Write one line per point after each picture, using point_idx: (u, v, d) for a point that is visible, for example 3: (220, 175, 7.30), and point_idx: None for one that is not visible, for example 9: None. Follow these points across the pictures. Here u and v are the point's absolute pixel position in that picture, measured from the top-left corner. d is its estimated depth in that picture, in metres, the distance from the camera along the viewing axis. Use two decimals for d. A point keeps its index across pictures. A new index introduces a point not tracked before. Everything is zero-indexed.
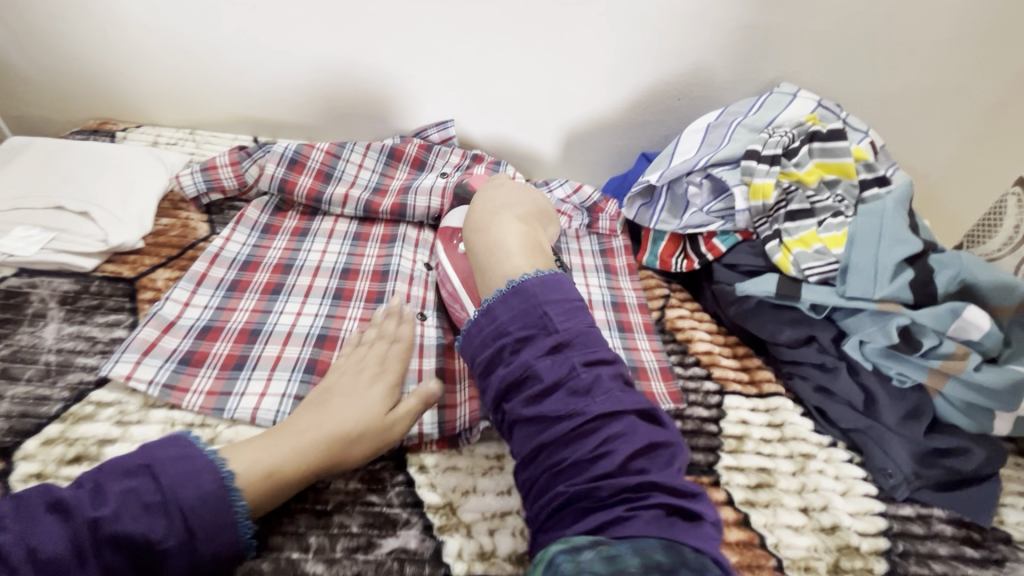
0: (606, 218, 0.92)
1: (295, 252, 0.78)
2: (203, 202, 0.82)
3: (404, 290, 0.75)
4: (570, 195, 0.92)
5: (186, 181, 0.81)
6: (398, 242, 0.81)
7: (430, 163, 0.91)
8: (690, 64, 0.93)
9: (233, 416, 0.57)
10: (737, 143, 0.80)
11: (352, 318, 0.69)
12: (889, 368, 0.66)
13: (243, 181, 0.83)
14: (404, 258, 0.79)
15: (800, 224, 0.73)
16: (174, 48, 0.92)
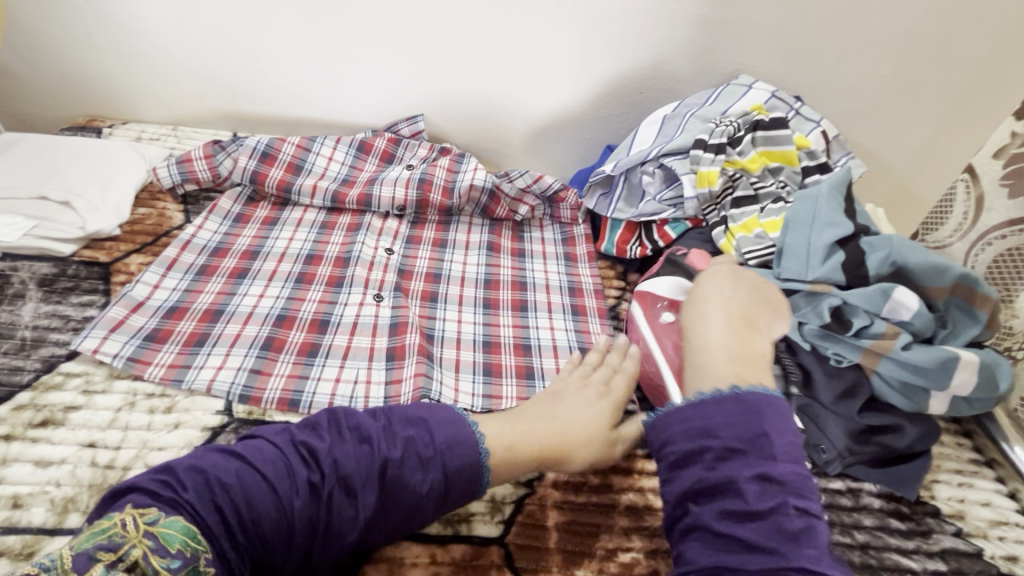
0: (567, 208, 0.93)
1: (264, 240, 0.82)
2: (179, 192, 0.87)
3: (365, 274, 0.79)
4: (530, 185, 0.91)
5: (162, 173, 0.86)
6: (362, 230, 0.85)
7: (399, 156, 0.95)
8: (650, 59, 0.96)
9: (190, 387, 0.61)
10: (687, 134, 0.83)
11: (311, 301, 0.74)
12: (825, 349, 0.68)
13: (219, 173, 0.88)
14: (368, 245, 0.83)
15: (745, 210, 0.76)
16: (158, 48, 0.97)
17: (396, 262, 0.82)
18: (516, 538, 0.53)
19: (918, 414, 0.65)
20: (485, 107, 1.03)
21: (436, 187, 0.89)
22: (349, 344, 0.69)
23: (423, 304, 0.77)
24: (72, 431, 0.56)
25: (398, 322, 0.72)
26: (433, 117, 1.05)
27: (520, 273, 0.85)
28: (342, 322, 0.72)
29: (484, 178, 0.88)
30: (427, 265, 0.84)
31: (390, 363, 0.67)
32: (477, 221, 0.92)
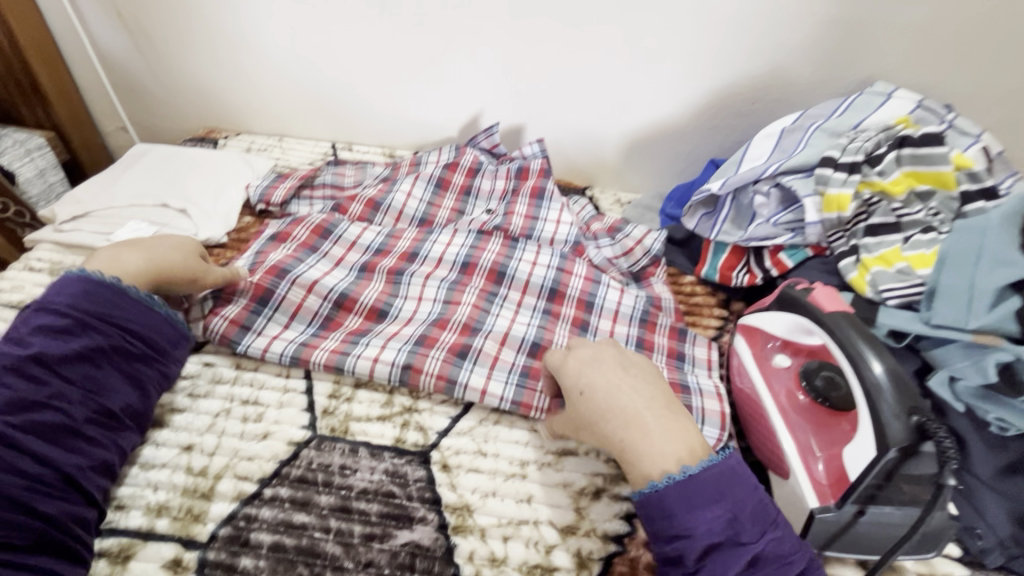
0: (657, 283, 0.79)
1: (297, 261, 0.73)
2: (260, 209, 0.88)
3: (427, 270, 0.77)
4: (617, 257, 0.81)
5: (252, 190, 0.88)
6: (406, 276, 0.75)
7: (476, 188, 0.92)
8: (766, 65, 0.86)
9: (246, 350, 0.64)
10: (813, 149, 0.73)
11: (370, 293, 0.73)
12: (986, 413, 0.56)
13: (318, 182, 0.91)
14: (439, 243, 0.81)
15: (882, 240, 0.65)
16: (268, 64, 1.01)
17: (453, 278, 0.76)
18: None
19: None
20: (579, 120, 0.99)
21: (512, 232, 0.84)
22: (377, 357, 0.63)
23: (461, 334, 0.68)
24: (175, 434, 0.58)
25: (443, 315, 0.70)
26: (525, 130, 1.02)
27: (590, 289, 0.77)
28: (399, 315, 0.71)
29: (567, 232, 0.83)
30: (493, 259, 0.78)
31: (418, 348, 0.64)
32: (548, 248, 0.81)
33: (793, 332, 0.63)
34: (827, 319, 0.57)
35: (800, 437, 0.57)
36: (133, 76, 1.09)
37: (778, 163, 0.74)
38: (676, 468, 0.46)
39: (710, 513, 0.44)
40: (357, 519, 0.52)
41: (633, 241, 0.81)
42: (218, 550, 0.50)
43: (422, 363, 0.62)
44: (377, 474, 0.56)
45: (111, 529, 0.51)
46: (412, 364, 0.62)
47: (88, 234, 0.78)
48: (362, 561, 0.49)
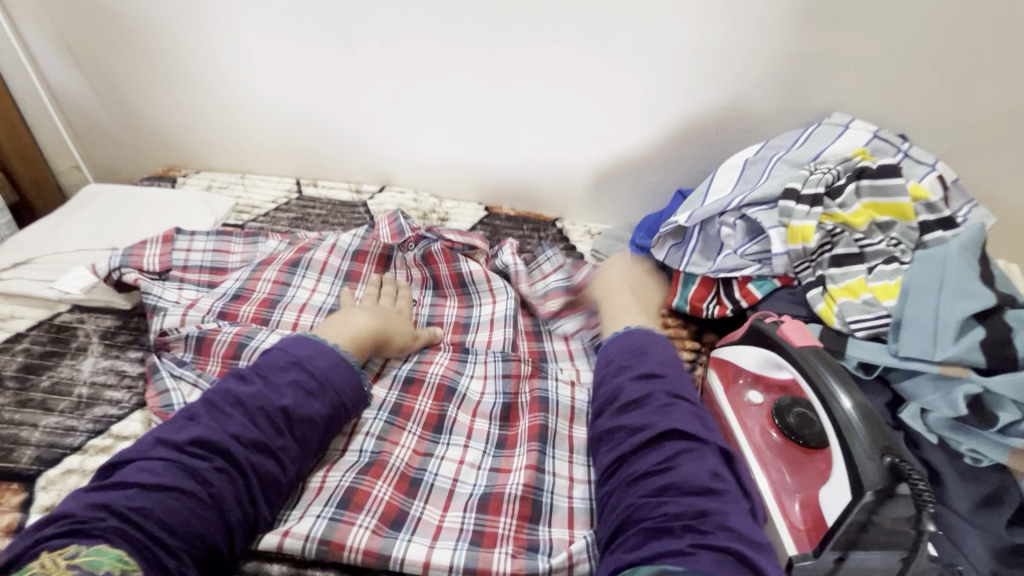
0: None
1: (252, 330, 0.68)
2: (116, 277, 0.74)
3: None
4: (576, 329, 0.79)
5: (146, 258, 0.77)
6: (372, 338, 0.76)
7: (392, 280, 0.83)
8: (728, 98, 0.88)
9: None
10: (775, 181, 0.74)
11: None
12: (958, 444, 0.56)
13: (201, 286, 0.77)
14: (374, 354, 0.74)
15: (847, 270, 0.66)
16: (229, 101, 1.00)
17: (392, 400, 0.69)
18: None
19: None
20: (547, 154, 0.99)
21: (446, 326, 0.81)
22: (322, 482, 0.60)
23: (435, 400, 0.70)
24: None
25: (378, 459, 0.62)
26: (491, 165, 1.02)
27: (542, 389, 0.71)
28: (323, 458, 0.62)
29: (504, 310, 0.80)
30: (440, 375, 0.72)
31: (341, 513, 0.56)
32: (494, 351, 0.76)
33: (764, 367, 0.62)
34: (797, 356, 0.57)
35: (771, 474, 0.57)
36: (88, 115, 1.06)
37: (742, 195, 0.75)
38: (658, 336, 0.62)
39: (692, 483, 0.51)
40: None
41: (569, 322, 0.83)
42: None
43: (345, 535, 0.54)
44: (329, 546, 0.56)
45: None
46: (331, 538, 0.53)
47: (28, 282, 0.75)
48: None
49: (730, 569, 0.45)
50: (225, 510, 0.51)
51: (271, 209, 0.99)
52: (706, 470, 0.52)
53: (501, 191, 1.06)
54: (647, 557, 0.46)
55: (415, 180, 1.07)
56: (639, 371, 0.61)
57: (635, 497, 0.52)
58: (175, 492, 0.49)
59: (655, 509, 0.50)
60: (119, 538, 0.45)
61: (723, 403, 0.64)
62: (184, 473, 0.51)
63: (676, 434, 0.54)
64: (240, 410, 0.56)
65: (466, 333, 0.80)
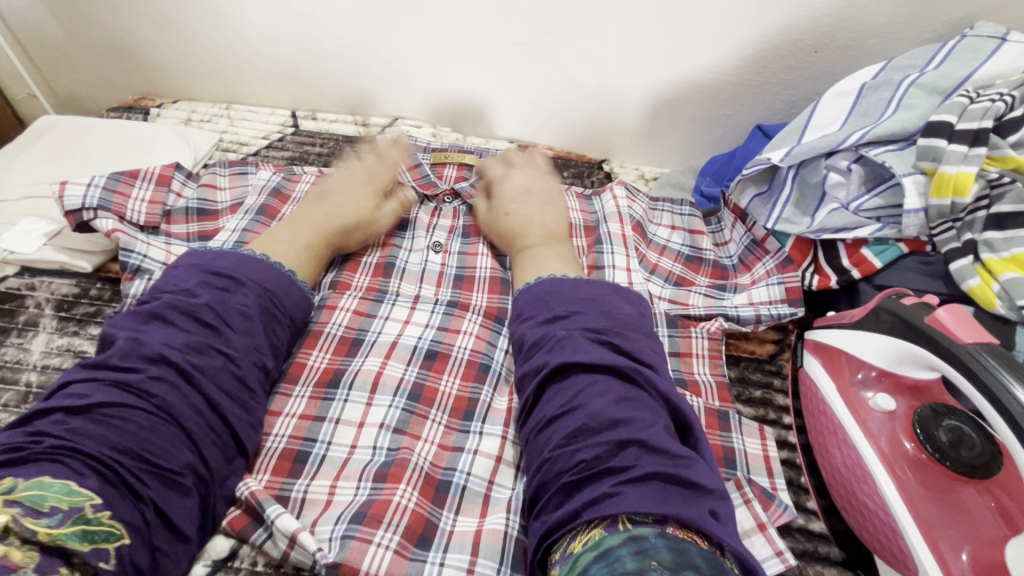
0: (701, 335, 0.61)
1: None
2: (86, 218, 0.61)
3: (373, 368, 0.57)
4: (661, 297, 0.66)
5: (131, 205, 0.63)
6: (385, 300, 0.63)
7: (414, 220, 0.72)
8: (839, 2, 0.67)
9: None
10: (909, 114, 0.57)
11: (280, 432, 0.52)
12: None
13: (193, 240, 0.65)
14: (391, 322, 0.61)
15: (1013, 235, 0.50)
16: (201, 10, 0.80)
17: (411, 380, 0.56)
18: None
19: None
20: (595, 80, 0.80)
21: (479, 284, 0.66)
22: (330, 493, 0.48)
23: (464, 379, 0.57)
24: None
25: (396, 459, 0.50)
26: (525, 94, 0.83)
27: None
28: (326, 458, 0.51)
29: None
30: (470, 350, 0.59)
31: (356, 528, 0.45)
32: None
33: (899, 363, 0.48)
34: (962, 356, 0.42)
35: (919, 509, 0.43)
36: (36, 26, 0.87)
37: (862, 131, 0.58)
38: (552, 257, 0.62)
39: (599, 397, 0.43)
40: None
41: (623, 271, 0.67)
42: None
43: (359, 557, 0.43)
44: None
45: None
46: (343, 559, 0.43)
47: None
48: None
49: (657, 502, 0.36)
50: (178, 416, 0.43)
51: (262, 146, 0.83)
52: (609, 399, 0.42)
53: (535, 124, 0.87)
54: (575, 510, 0.37)
55: (432, 112, 0.89)
56: (544, 315, 0.51)
57: (551, 450, 0.42)
58: (115, 421, 0.41)
59: (568, 452, 0.41)
60: (65, 466, 0.38)
61: (838, 402, 0.49)
62: (118, 388, 0.42)
63: (575, 367, 0.45)
64: (159, 325, 0.47)
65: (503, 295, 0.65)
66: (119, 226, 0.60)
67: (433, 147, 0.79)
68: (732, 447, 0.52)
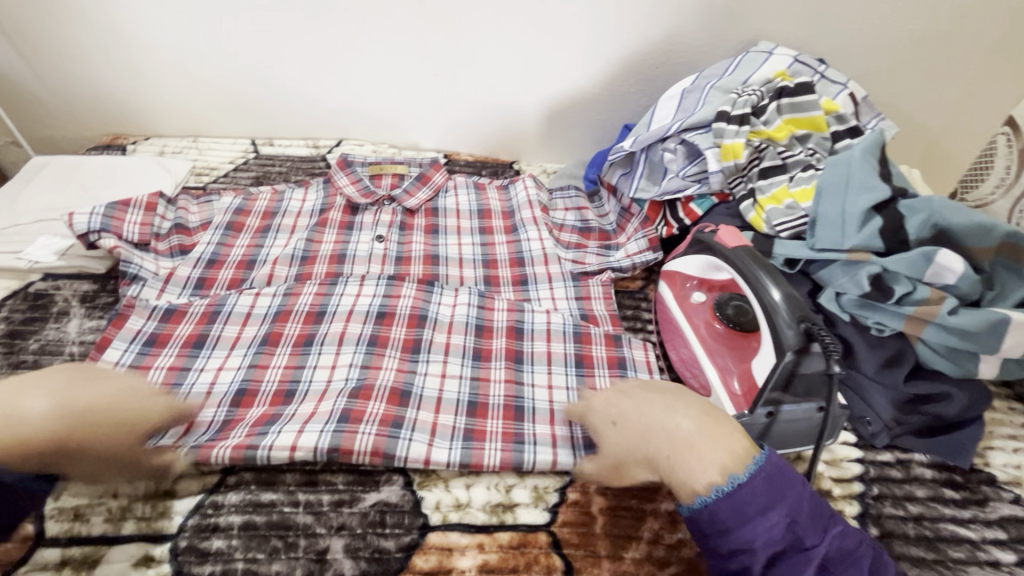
0: (596, 283, 0.82)
1: (258, 249, 0.83)
2: (93, 239, 0.75)
3: (338, 329, 0.71)
4: (564, 258, 0.85)
5: (128, 227, 0.77)
6: (339, 282, 0.77)
7: (359, 222, 0.89)
8: (665, 32, 0.93)
9: (191, 390, 0.64)
10: (709, 107, 0.81)
11: (270, 377, 0.65)
12: (867, 318, 0.66)
13: (175, 256, 0.79)
14: (345, 297, 0.75)
15: (772, 181, 0.75)
16: (169, 60, 0.97)
17: (368, 333, 0.71)
18: (564, 525, 0.54)
19: (967, 380, 0.64)
20: (499, 98, 1.02)
21: (416, 259, 0.85)
22: (315, 410, 0.61)
23: (409, 327, 0.72)
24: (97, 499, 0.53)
25: (365, 383, 0.64)
26: (447, 113, 1.05)
27: (516, 317, 0.76)
28: (310, 390, 0.64)
29: (471, 251, 0.87)
30: (411, 306, 0.75)
31: (344, 426, 0.58)
32: (465, 287, 0.79)
33: (706, 271, 0.71)
34: (727, 254, 0.65)
35: (718, 361, 0.65)
36: (17, 84, 1.02)
37: (680, 122, 0.82)
38: (721, 479, 0.45)
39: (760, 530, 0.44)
40: (325, 490, 0.55)
41: (536, 240, 0.87)
42: (188, 538, 0.51)
43: (352, 441, 0.56)
44: (343, 479, 0.56)
45: (71, 538, 0.51)
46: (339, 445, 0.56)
47: None
48: (335, 525, 0.52)
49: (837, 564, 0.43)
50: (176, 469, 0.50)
51: (229, 169, 0.99)
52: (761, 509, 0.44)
53: (457, 136, 1.08)
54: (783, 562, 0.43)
55: (370, 132, 1.08)
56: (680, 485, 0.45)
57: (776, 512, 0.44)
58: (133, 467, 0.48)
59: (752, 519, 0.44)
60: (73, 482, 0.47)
61: (675, 307, 0.72)
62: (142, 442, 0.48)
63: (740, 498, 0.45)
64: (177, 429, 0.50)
65: (436, 265, 0.84)
66: (119, 243, 0.75)
67: (370, 161, 0.97)
68: (619, 341, 0.73)
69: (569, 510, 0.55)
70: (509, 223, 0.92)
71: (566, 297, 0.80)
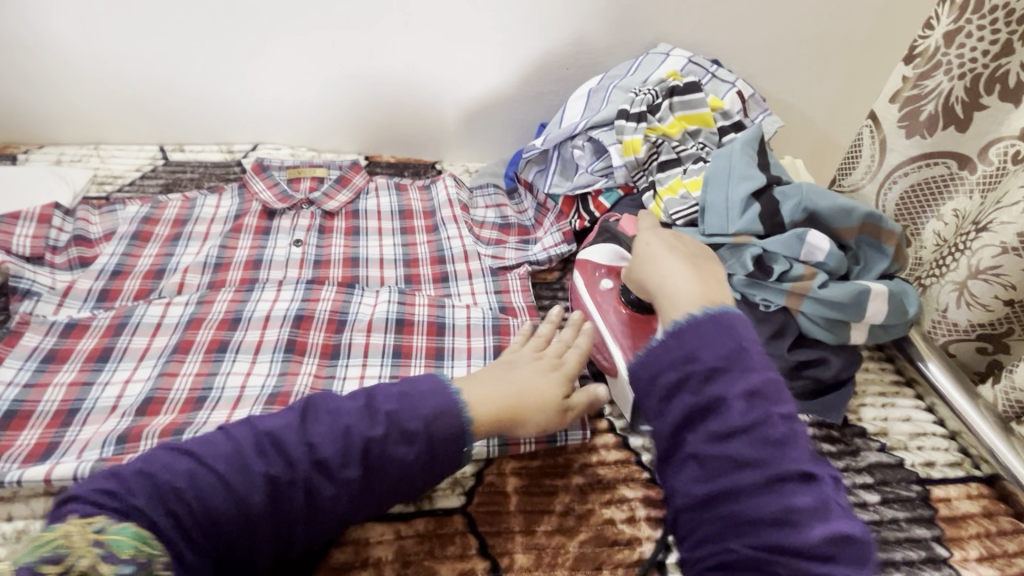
0: (515, 277, 0.85)
1: (168, 257, 0.81)
2: None
3: (255, 337, 0.71)
4: (484, 253, 0.88)
5: (18, 241, 0.75)
6: (256, 287, 0.77)
7: (276, 227, 0.88)
8: (571, 34, 0.98)
9: (96, 404, 0.62)
10: (611, 106, 0.87)
11: (181, 385, 0.64)
12: (754, 295, 0.72)
13: (75, 267, 0.77)
14: (262, 302, 0.75)
15: (668, 173, 0.81)
16: (63, 62, 0.93)
17: (286, 338, 0.71)
18: (479, 506, 0.57)
19: (841, 346, 0.72)
20: (417, 99, 1.04)
21: (335, 263, 0.85)
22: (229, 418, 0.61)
23: (328, 331, 0.73)
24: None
25: (282, 390, 0.65)
26: (366, 115, 1.05)
27: (437, 312, 0.77)
28: (223, 396, 0.64)
29: (392, 252, 0.88)
30: (330, 310, 0.75)
31: None
32: (385, 287, 0.81)
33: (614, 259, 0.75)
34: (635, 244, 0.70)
35: (622, 342, 0.68)
36: None
37: (586, 119, 0.87)
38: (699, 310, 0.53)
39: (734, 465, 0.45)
40: None
41: (456, 238, 0.90)
42: None
43: None
44: None
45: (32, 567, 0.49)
46: None
47: None
48: None
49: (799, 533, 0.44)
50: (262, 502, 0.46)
51: (136, 177, 0.95)
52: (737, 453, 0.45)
53: (378, 138, 1.09)
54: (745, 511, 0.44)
55: (288, 136, 1.07)
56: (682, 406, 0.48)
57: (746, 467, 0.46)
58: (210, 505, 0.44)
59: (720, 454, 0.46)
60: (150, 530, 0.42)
61: (585, 296, 0.75)
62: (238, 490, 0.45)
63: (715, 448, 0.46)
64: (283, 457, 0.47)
65: (356, 268, 0.85)
66: (8, 257, 0.72)
67: (288, 165, 0.95)
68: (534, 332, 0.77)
69: (484, 492, 0.58)
70: (431, 222, 0.94)
71: (485, 291, 0.83)
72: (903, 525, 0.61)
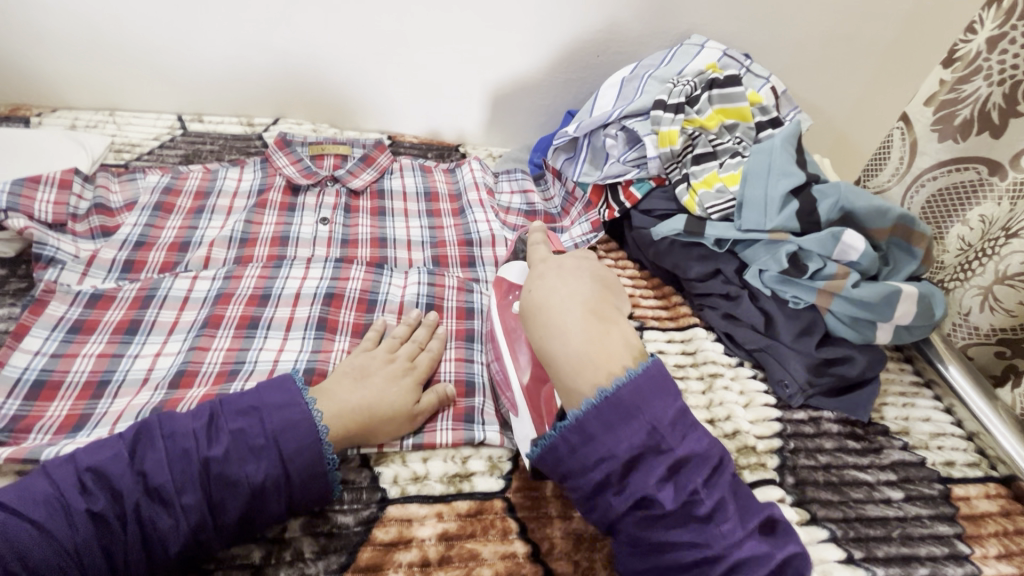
0: None
1: (192, 230, 0.79)
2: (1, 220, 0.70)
3: (285, 314, 0.69)
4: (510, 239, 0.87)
5: (39, 207, 0.73)
6: (284, 264, 0.75)
7: (301, 203, 0.87)
8: (605, 20, 0.96)
9: (126, 377, 0.61)
10: (646, 96, 0.86)
11: (212, 360, 0.63)
12: (785, 292, 0.73)
13: (97, 236, 0.75)
14: (291, 280, 0.74)
15: (704, 167, 0.81)
16: (81, 23, 0.90)
17: (317, 316, 0.70)
18: (517, 491, 0.57)
19: (868, 345, 0.72)
20: (443, 80, 1.02)
21: (363, 242, 0.84)
22: None
23: (358, 311, 0.72)
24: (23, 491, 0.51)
25: (316, 367, 0.63)
26: (389, 93, 1.03)
27: (466, 297, 0.77)
28: (256, 369, 0.63)
29: (419, 234, 0.87)
30: (360, 289, 0.74)
31: None
32: (414, 268, 0.80)
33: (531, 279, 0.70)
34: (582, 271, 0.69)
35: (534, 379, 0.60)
36: None
37: (621, 108, 0.86)
38: (607, 383, 0.51)
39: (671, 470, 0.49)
40: None
41: (483, 222, 0.89)
42: None
43: None
44: None
45: None
46: None
47: None
48: None
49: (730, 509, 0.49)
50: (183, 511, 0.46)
51: (154, 147, 0.93)
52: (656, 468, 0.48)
53: (401, 118, 1.06)
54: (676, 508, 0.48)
55: (309, 111, 1.04)
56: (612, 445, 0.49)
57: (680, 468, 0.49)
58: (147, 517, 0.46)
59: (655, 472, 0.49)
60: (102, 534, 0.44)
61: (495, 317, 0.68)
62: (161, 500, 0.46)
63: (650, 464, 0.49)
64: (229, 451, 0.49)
65: (383, 248, 0.84)
66: (30, 223, 0.70)
67: (311, 141, 0.93)
68: None
69: (520, 476, 0.58)
70: (457, 206, 0.93)
71: None
72: (926, 522, 0.63)
